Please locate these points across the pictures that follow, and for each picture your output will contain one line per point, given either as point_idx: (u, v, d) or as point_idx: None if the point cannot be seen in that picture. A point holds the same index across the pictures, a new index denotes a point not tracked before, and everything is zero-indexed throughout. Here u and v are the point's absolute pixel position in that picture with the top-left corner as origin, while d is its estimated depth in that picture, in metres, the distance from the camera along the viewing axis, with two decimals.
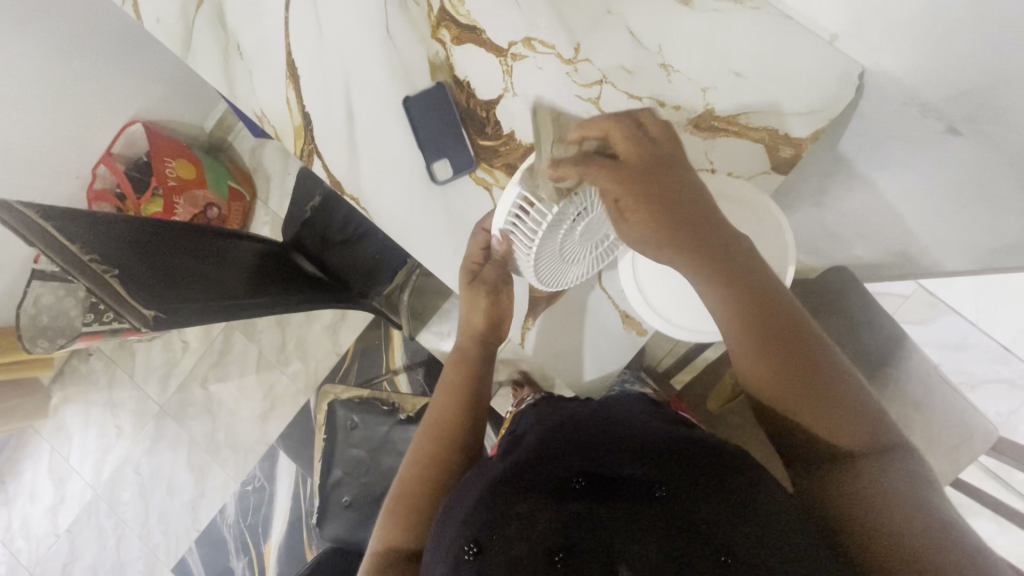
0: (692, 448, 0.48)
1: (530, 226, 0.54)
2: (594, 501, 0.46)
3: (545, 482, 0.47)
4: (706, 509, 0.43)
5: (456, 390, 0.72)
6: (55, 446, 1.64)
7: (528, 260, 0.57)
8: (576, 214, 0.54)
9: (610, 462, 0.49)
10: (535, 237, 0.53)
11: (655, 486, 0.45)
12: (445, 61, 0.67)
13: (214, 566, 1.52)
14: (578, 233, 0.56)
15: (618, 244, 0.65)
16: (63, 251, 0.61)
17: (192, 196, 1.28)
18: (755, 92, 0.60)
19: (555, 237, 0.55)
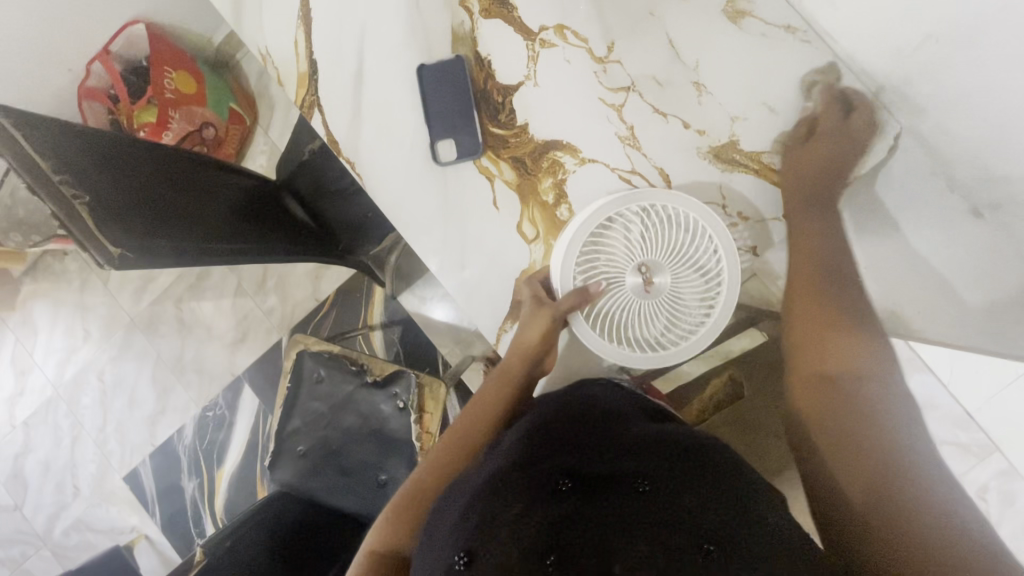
0: (675, 455, 0.51)
1: (620, 254, 0.59)
2: (583, 500, 0.46)
3: (529, 485, 0.48)
4: (691, 500, 0.45)
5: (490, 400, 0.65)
6: (20, 338, 1.62)
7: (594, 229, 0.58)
8: (644, 218, 0.58)
9: (597, 465, 0.51)
10: (623, 246, 0.59)
11: (640, 482, 0.47)
12: (469, 34, 0.62)
13: (164, 482, 1.54)
14: (633, 220, 0.58)
15: (614, 221, 0.59)
16: (31, 166, 0.57)
17: (189, 112, 1.23)
18: (780, 131, 0.58)
19: (621, 235, 0.59)
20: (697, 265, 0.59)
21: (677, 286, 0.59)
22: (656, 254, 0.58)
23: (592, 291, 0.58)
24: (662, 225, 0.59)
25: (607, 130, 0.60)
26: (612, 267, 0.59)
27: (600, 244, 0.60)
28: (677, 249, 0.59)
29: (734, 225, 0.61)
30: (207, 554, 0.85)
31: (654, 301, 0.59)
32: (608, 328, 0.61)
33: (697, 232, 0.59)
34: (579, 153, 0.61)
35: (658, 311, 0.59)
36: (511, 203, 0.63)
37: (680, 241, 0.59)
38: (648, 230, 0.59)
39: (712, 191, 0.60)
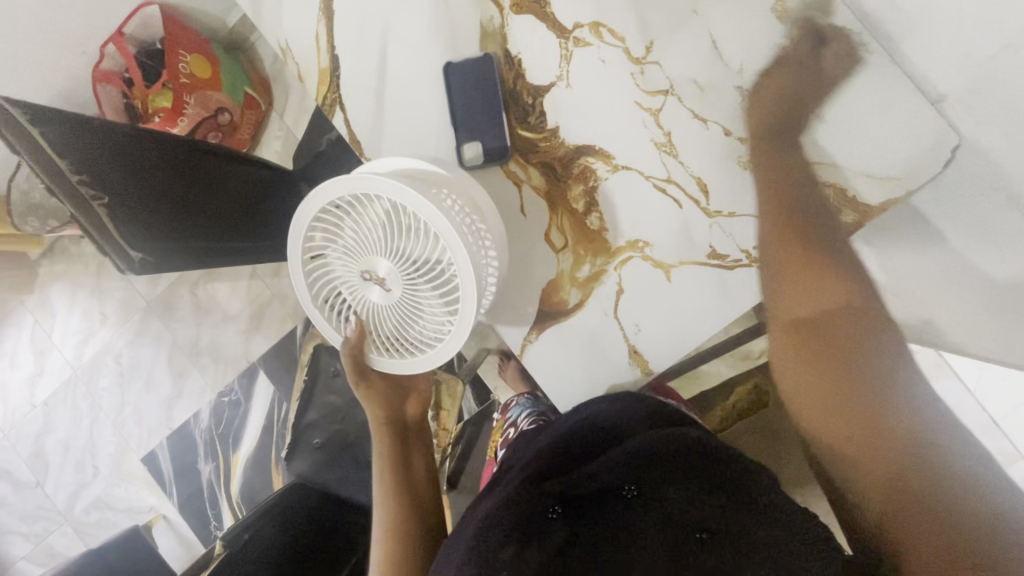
0: (665, 453, 0.52)
1: (352, 284, 0.62)
2: (575, 523, 0.49)
3: (523, 521, 0.47)
4: (678, 493, 0.50)
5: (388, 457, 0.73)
6: (38, 319, 1.63)
7: (337, 275, 0.62)
8: (335, 246, 0.61)
9: (582, 482, 0.52)
10: (354, 279, 0.61)
11: (627, 489, 0.51)
12: (500, 30, 0.59)
13: (182, 465, 1.56)
14: (335, 254, 0.61)
15: (331, 263, 0.62)
16: (50, 165, 0.56)
17: (203, 98, 1.20)
18: (830, 142, 0.54)
19: (349, 269, 0.61)
20: (410, 258, 0.57)
21: (413, 286, 0.58)
22: (364, 262, 0.59)
23: (352, 332, 0.64)
24: (351, 229, 0.59)
25: (642, 136, 0.57)
26: (353, 291, 0.63)
27: (348, 285, 0.63)
28: (384, 240, 0.57)
29: (775, 239, 0.56)
30: (226, 547, 0.90)
31: (402, 297, 0.59)
32: (386, 344, 0.64)
33: (401, 211, 0.56)
34: (612, 159, 0.58)
35: (403, 310, 0.61)
36: (539, 210, 0.61)
37: (383, 232, 0.57)
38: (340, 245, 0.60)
39: (753, 200, 0.56)
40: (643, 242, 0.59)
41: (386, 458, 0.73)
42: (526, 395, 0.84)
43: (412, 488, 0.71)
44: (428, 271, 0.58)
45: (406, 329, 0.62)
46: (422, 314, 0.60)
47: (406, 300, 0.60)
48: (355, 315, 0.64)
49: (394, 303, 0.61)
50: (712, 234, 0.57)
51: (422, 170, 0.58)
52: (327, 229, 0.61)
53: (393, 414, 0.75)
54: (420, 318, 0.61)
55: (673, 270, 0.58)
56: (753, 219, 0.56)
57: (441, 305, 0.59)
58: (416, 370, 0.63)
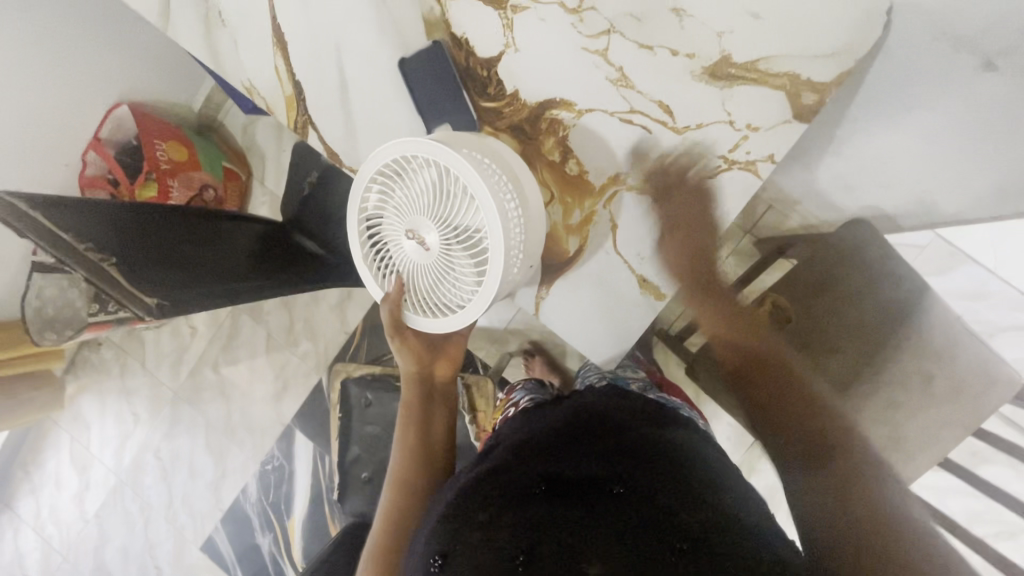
0: (654, 459, 0.50)
1: (393, 235, 0.64)
2: (555, 502, 0.46)
3: (507, 492, 0.47)
4: (665, 499, 0.45)
5: (413, 415, 0.73)
6: (75, 434, 1.66)
7: (381, 227, 0.65)
8: (380, 200, 0.64)
9: (572, 466, 0.50)
10: (394, 230, 0.63)
11: (612, 483, 0.47)
12: (441, 18, 0.62)
13: (241, 543, 1.55)
14: (381, 205, 0.64)
15: (376, 215, 0.65)
16: (53, 237, 0.58)
17: (188, 178, 1.25)
18: (772, 34, 0.55)
19: (390, 223, 0.63)
20: (450, 223, 0.60)
21: (449, 250, 0.61)
22: (408, 222, 0.61)
23: (392, 290, 0.66)
24: (401, 189, 0.62)
25: (596, 77, 0.60)
26: (392, 242, 0.65)
27: (388, 236, 0.65)
28: (429, 204, 0.60)
29: (746, 138, 0.58)
30: None
31: (434, 259, 0.62)
32: (427, 307, 0.66)
33: (449, 177, 0.58)
34: (574, 106, 0.61)
35: (437, 272, 0.63)
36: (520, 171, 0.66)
37: (428, 196, 0.60)
38: (391, 204, 0.63)
39: (715, 108, 0.58)
40: (623, 174, 0.62)
41: (414, 413, 0.73)
42: (530, 380, 0.84)
43: (423, 450, 0.69)
44: (464, 237, 0.61)
45: (444, 299, 0.64)
46: (456, 285, 0.63)
47: (439, 265, 0.62)
48: (399, 272, 0.66)
49: (429, 266, 0.63)
50: (686, 149, 0.59)
51: (452, 135, 0.60)
52: (377, 188, 0.64)
53: (429, 371, 0.76)
54: (455, 286, 0.63)
55: (659, 193, 0.61)
56: (720, 124, 0.58)
57: (471, 273, 0.61)
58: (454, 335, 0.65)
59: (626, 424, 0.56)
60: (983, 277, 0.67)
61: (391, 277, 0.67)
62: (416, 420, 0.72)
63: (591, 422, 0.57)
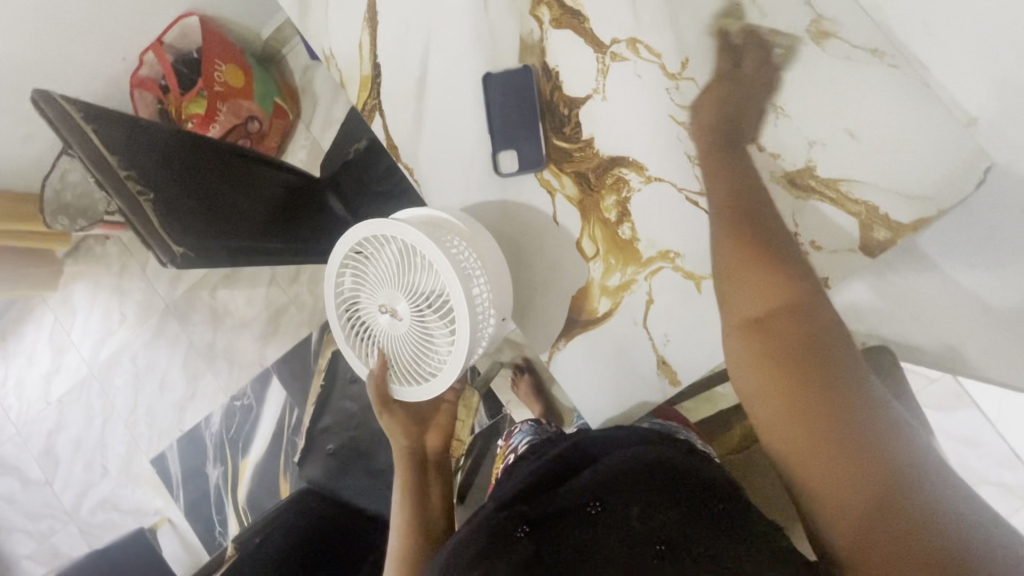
0: (631, 477, 0.54)
1: (371, 309, 0.68)
2: (543, 540, 0.50)
3: (493, 537, 0.51)
4: (637, 508, 0.51)
5: (407, 484, 0.74)
6: (59, 317, 1.66)
7: (360, 301, 0.69)
8: (358, 278, 0.69)
9: (553, 499, 0.54)
10: (371, 305, 0.68)
11: (589, 504, 0.52)
12: (539, 44, 0.61)
13: (191, 468, 1.56)
14: (358, 283, 0.69)
15: (354, 291, 0.69)
16: (100, 159, 0.58)
17: (236, 106, 1.24)
18: (861, 158, 0.54)
19: (368, 298, 0.68)
20: (424, 292, 0.64)
21: (423, 319, 0.65)
22: (384, 297, 0.66)
23: (377, 363, 0.69)
24: (372, 268, 0.67)
25: (676, 148, 0.58)
26: (370, 314, 0.69)
27: (366, 311, 0.69)
28: (400, 277, 0.65)
29: (808, 255, 0.56)
30: (237, 550, 0.88)
31: (410, 327, 0.66)
32: (404, 372, 0.69)
33: (411, 252, 0.63)
34: (645, 171, 0.59)
35: (416, 341, 0.67)
36: (571, 220, 0.62)
37: (398, 269, 0.65)
38: (365, 282, 0.68)
39: (784, 215, 0.56)
40: (673, 253, 0.59)
41: (410, 480, 0.74)
42: (528, 421, 0.85)
43: (425, 511, 0.72)
44: (438, 304, 0.64)
45: (415, 360, 0.68)
46: (430, 346, 0.66)
47: (415, 331, 0.66)
48: (374, 340, 0.70)
49: (405, 333, 0.67)
50: None
51: (430, 217, 0.64)
52: (350, 276, 0.69)
53: (416, 440, 0.78)
54: (429, 350, 0.66)
55: (703, 281, 0.59)
56: (784, 233, 0.57)
57: (446, 336, 0.65)
58: (427, 394, 0.67)
59: (596, 454, 0.59)
60: (980, 426, 0.64)
61: (374, 350, 0.70)
62: (412, 488, 0.74)
63: (573, 462, 0.59)
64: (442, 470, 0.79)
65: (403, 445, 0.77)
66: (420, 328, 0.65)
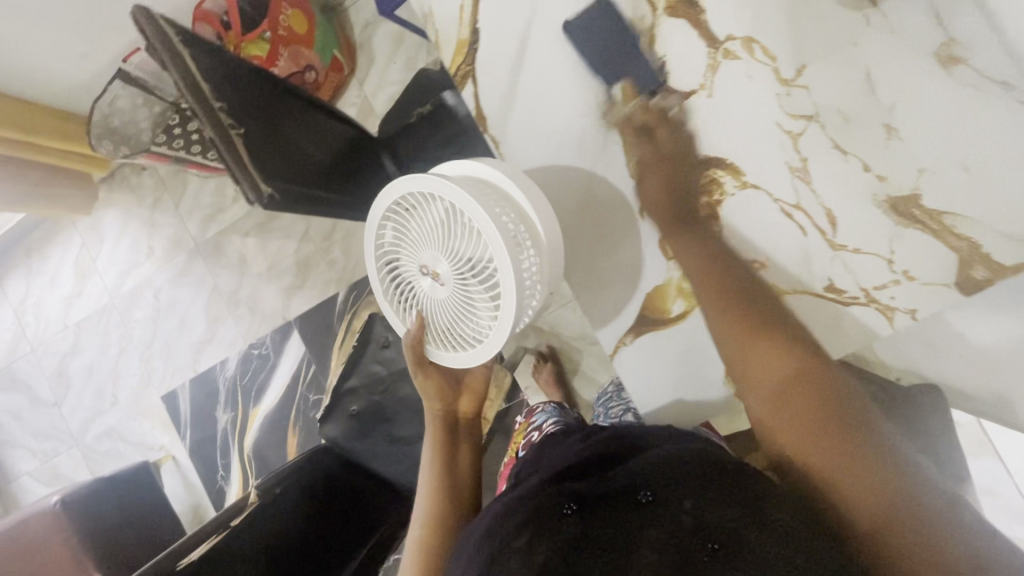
0: (693, 468, 0.48)
1: (412, 268, 0.69)
2: (589, 523, 0.46)
3: (535, 512, 0.48)
4: (692, 504, 0.45)
5: (435, 454, 0.76)
6: (87, 242, 1.65)
7: (401, 262, 0.69)
8: (399, 236, 0.68)
9: (597, 484, 0.49)
10: (413, 264, 0.68)
11: (641, 492, 0.47)
12: (649, 30, 0.59)
13: (200, 410, 1.57)
14: (400, 242, 0.69)
15: (397, 250, 0.70)
16: (196, 86, 0.56)
17: (296, 53, 1.21)
18: (974, 194, 0.52)
19: (409, 258, 0.68)
20: (466, 256, 0.63)
21: (464, 285, 0.64)
22: (425, 258, 0.66)
23: (414, 325, 0.70)
24: (415, 226, 0.66)
25: (777, 157, 0.57)
26: (412, 275, 0.69)
27: (409, 273, 0.70)
28: (443, 238, 0.64)
29: (898, 282, 0.55)
30: (259, 499, 0.87)
31: (451, 292, 0.65)
32: (442, 336, 0.69)
33: (455, 213, 0.62)
34: (742, 175, 0.58)
35: (457, 306, 0.66)
36: (656, 216, 0.61)
37: (442, 231, 0.64)
38: (407, 240, 0.68)
39: (879, 241, 0.55)
40: (758, 263, 0.59)
41: (438, 449, 0.77)
42: (551, 403, 0.83)
43: (453, 479, 0.73)
44: (479, 269, 0.63)
45: (453, 324, 0.68)
46: (470, 313, 0.65)
47: (456, 296, 0.65)
48: (413, 301, 0.71)
49: (445, 297, 0.67)
50: (833, 267, 0.56)
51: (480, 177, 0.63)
52: (393, 232, 0.69)
53: (446, 405, 0.79)
54: (469, 316, 0.66)
55: (784, 296, 0.58)
56: (876, 258, 0.55)
57: (488, 304, 0.63)
58: (464, 363, 0.67)
59: (653, 437, 0.55)
60: None
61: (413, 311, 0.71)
62: (440, 458, 0.75)
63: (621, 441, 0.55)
64: (471, 437, 0.81)
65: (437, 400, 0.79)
66: (462, 294, 0.65)
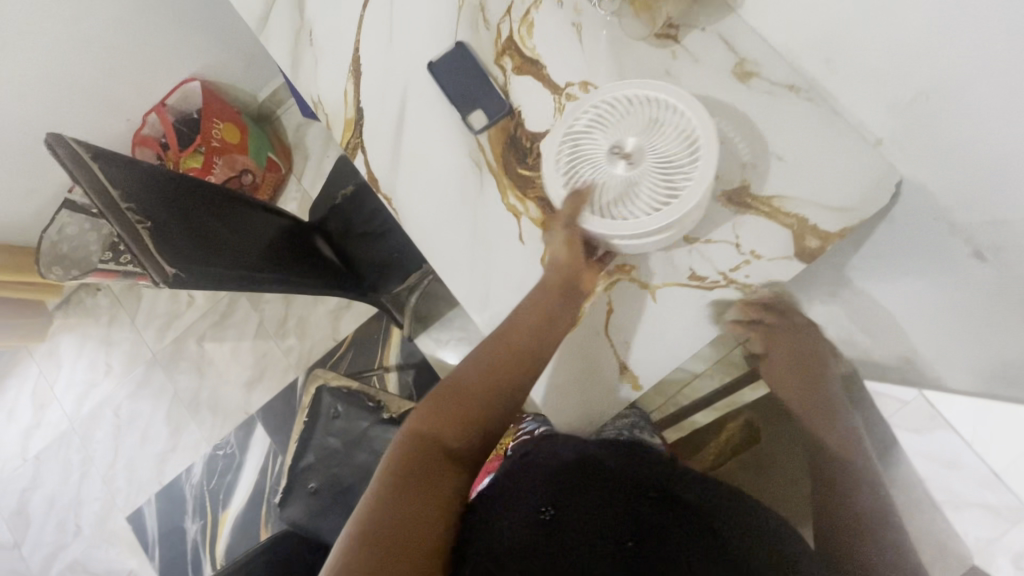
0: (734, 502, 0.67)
1: (591, 143, 0.61)
2: (658, 508, 0.64)
3: (625, 486, 0.66)
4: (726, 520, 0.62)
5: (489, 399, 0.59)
6: (44, 370, 1.66)
7: (581, 139, 0.62)
8: (587, 120, 0.62)
9: (678, 489, 0.67)
10: (600, 141, 0.61)
11: (713, 519, 0.63)
12: (503, 86, 0.69)
13: (168, 524, 1.51)
14: (589, 123, 0.62)
15: (581, 130, 0.62)
16: (103, 193, 0.63)
17: (231, 159, 1.32)
18: (793, 178, 0.61)
19: (592, 135, 0.62)
20: (670, 154, 0.59)
21: (658, 180, 0.59)
22: (615, 140, 0.60)
23: (574, 196, 0.61)
24: (620, 118, 0.61)
25: None
26: (590, 156, 0.61)
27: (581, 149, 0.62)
28: (643, 130, 0.60)
29: (748, 262, 0.62)
30: None
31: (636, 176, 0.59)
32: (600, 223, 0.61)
33: (665, 112, 0.60)
34: None
35: (637, 191, 0.60)
36: (536, 239, 0.67)
37: (646, 124, 0.60)
38: (599, 124, 0.62)
39: (726, 229, 0.62)
40: (629, 266, 0.65)
41: (499, 399, 0.60)
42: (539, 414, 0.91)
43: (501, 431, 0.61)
44: (671, 166, 0.59)
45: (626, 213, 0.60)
46: (648, 204, 0.59)
47: (636, 182, 0.59)
48: (578, 183, 0.62)
49: (627, 181, 0.60)
50: (693, 258, 0.63)
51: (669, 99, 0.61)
52: (591, 112, 0.62)
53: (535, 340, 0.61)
54: (642, 207, 0.60)
55: (658, 290, 0.64)
56: (725, 245, 0.63)
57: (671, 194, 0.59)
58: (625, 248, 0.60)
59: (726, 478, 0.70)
60: (958, 448, 0.64)
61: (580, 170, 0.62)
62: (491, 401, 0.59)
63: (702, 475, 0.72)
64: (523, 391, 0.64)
65: (540, 313, 0.61)
66: (645, 177, 0.59)
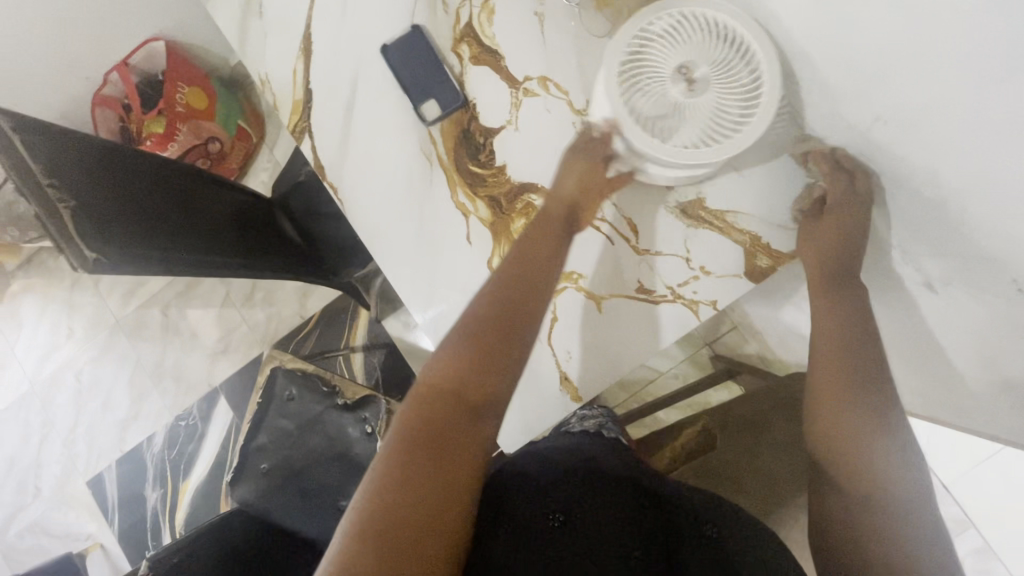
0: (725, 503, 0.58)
1: (657, 57, 0.57)
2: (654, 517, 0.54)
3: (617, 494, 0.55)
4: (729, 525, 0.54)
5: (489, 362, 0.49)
6: (5, 330, 1.62)
7: (644, 51, 0.57)
8: (656, 34, 0.57)
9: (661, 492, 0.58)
10: (665, 57, 0.57)
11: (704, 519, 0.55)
12: (458, 76, 0.66)
13: (128, 490, 1.51)
14: (657, 38, 0.57)
15: (649, 41, 0.57)
16: (21, 168, 0.60)
17: (197, 126, 1.27)
18: (747, 194, 0.60)
19: (657, 50, 0.57)
20: (734, 84, 0.56)
21: (717, 108, 0.56)
22: (681, 60, 0.56)
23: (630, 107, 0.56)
24: (690, 35, 0.57)
25: None
26: (653, 71, 0.57)
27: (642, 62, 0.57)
28: (711, 54, 0.56)
29: (697, 277, 0.60)
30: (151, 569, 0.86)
31: (697, 102, 0.56)
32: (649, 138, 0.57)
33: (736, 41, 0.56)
34: None
35: (699, 113, 0.56)
36: (483, 241, 0.65)
37: (714, 48, 0.56)
38: (668, 40, 0.57)
39: (675, 241, 0.61)
40: (576, 274, 0.64)
41: (499, 362, 0.50)
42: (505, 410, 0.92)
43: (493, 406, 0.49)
44: (736, 95, 0.56)
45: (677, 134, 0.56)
46: (704, 130, 0.56)
47: (697, 105, 0.56)
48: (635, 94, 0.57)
49: (685, 101, 0.56)
50: (641, 270, 0.62)
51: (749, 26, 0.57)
52: (663, 26, 0.57)
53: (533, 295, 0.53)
54: (694, 131, 0.56)
55: (604, 301, 0.63)
56: (676, 258, 0.61)
57: (731, 123, 0.55)
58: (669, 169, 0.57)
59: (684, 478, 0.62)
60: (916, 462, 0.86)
61: (637, 85, 0.58)
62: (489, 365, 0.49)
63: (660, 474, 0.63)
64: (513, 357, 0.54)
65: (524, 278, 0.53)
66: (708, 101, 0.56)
